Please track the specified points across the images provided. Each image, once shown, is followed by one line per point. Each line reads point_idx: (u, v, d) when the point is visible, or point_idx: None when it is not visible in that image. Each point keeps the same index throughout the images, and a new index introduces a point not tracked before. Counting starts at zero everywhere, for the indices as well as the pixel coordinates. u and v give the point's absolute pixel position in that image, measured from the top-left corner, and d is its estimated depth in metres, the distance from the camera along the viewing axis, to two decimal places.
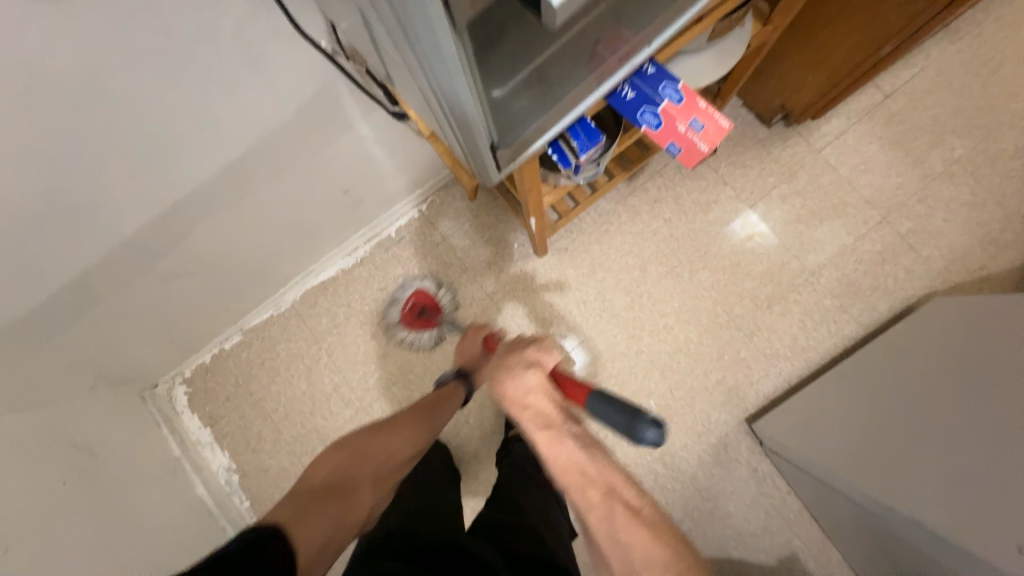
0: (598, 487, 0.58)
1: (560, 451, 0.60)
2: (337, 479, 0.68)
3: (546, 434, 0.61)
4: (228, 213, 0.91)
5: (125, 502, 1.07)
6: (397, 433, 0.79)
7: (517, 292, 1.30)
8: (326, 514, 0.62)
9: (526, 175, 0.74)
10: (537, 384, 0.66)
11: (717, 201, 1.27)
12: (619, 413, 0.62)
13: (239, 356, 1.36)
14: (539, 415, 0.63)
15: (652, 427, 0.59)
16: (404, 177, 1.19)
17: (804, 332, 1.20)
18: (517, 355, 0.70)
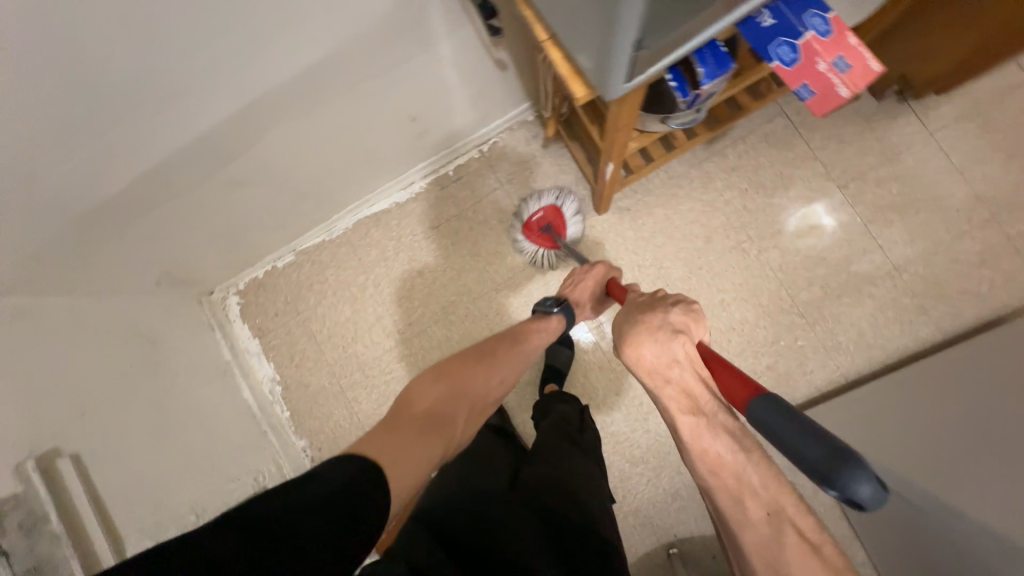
0: (761, 500, 0.58)
1: (711, 447, 0.60)
2: (438, 409, 0.72)
3: (693, 421, 0.62)
4: (299, 123, 0.89)
5: (180, 393, 1.15)
6: (490, 372, 0.82)
7: (571, 247, 1.26)
8: (430, 441, 0.66)
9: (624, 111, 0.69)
10: (687, 358, 0.67)
11: (803, 176, 1.17)
12: (815, 448, 0.54)
13: (290, 275, 1.39)
14: (688, 399, 0.64)
15: (862, 475, 0.51)
16: (472, 111, 1.14)
17: (872, 328, 1.12)
18: (661, 319, 0.71)
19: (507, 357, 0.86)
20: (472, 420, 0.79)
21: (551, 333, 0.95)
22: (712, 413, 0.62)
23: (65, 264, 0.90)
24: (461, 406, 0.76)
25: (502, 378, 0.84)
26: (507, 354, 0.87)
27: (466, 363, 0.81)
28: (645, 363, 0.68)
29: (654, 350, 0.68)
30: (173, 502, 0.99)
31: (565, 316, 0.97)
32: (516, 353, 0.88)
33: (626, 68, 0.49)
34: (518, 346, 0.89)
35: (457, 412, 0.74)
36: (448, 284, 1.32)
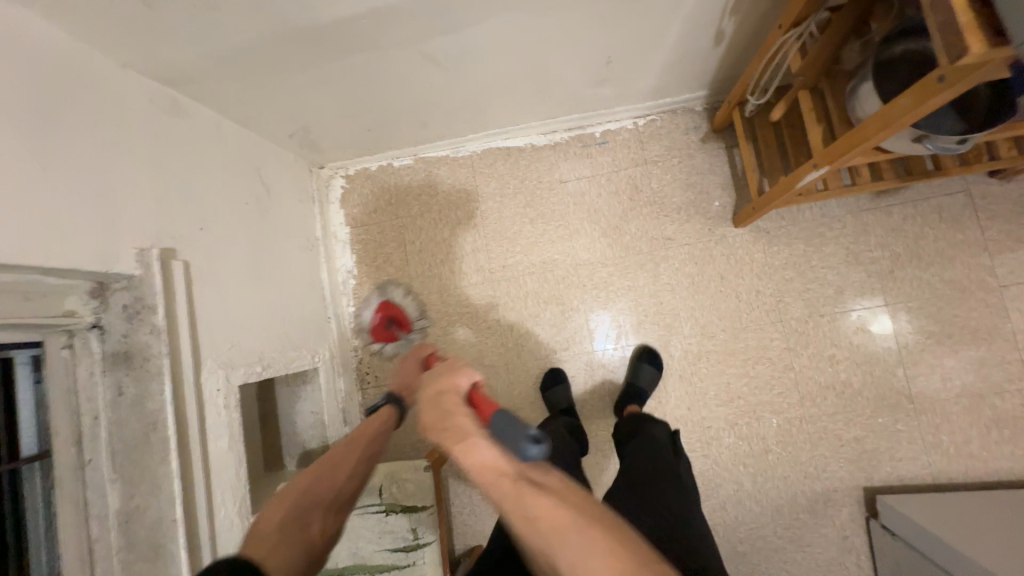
0: (505, 473, 0.51)
1: (472, 452, 0.53)
2: (288, 529, 0.63)
3: (458, 444, 0.54)
4: (515, 24, 0.84)
5: (276, 251, 1.13)
6: (341, 471, 0.74)
7: (692, 250, 1.20)
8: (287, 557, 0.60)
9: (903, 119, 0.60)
10: (449, 400, 0.60)
11: (966, 264, 1.09)
12: (505, 425, 0.55)
13: (402, 178, 1.37)
14: (451, 424, 0.57)
15: (535, 443, 0.53)
16: (656, 78, 1.09)
17: (981, 439, 1.05)
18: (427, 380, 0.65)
19: (352, 450, 0.77)
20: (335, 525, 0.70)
21: (388, 418, 0.87)
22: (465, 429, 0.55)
23: (233, 74, 0.87)
24: (315, 516, 0.67)
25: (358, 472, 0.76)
26: (358, 447, 0.78)
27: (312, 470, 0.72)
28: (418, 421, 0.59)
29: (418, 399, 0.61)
30: (249, 347, 0.97)
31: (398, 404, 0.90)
32: (364, 443, 0.79)
33: None
34: (366, 435, 0.81)
35: (310, 525, 0.65)
36: (554, 242, 1.27)
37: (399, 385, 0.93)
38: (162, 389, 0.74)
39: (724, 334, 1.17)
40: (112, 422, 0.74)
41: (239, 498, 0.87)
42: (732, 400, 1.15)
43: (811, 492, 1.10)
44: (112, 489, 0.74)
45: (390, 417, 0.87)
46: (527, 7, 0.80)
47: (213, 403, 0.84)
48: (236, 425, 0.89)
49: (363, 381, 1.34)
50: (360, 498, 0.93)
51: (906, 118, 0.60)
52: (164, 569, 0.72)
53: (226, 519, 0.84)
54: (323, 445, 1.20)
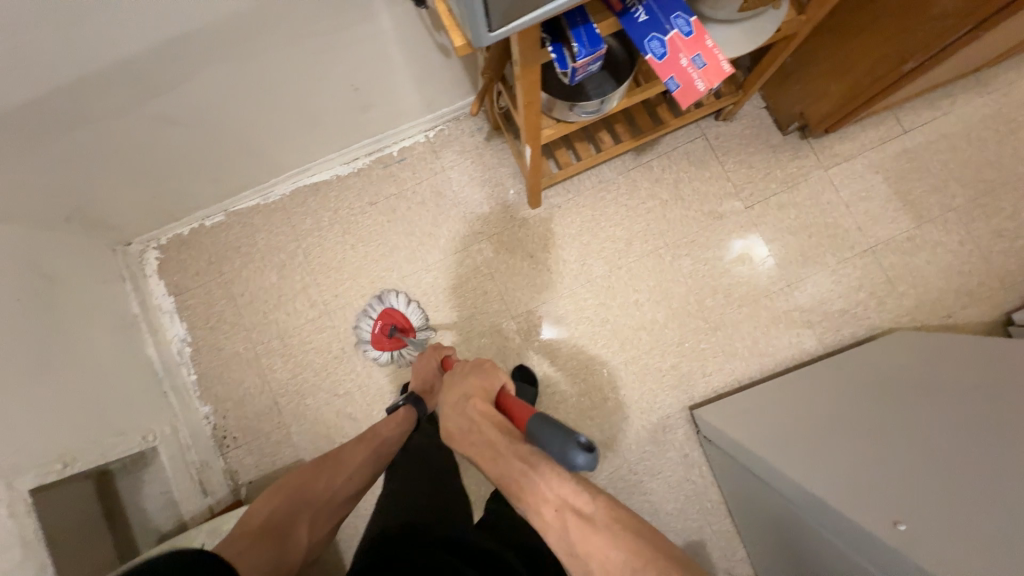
0: (551, 503, 0.53)
1: (517, 482, 0.56)
2: (276, 521, 0.81)
3: (489, 462, 0.59)
4: (234, 67, 0.89)
5: (75, 340, 1.07)
6: (339, 471, 0.88)
7: (502, 238, 1.31)
8: (261, 558, 0.75)
9: (525, 92, 0.70)
10: (481, 413, 0.64)
11: (718, 196, 1.27)
12: (550, 434, 0.55)
13: (217, 236, 1.36)
14: (484, 446, 0.61)
15: (581, 451, 0.53)
16: (416, 92, 1.18)
17: (765, 337, 1.22)
18: (460, 382, 0.70)
19: (356, 452, 0.90)
20: (319, 523, 0.85)
21: (400, 422, 0.96)
22: (504, 446, 0.59)
23: None
24: (300, 515, 0.83)
25: (355, 475, 0.89)
26: (361, 446, 0.91)
27: (307, 472, 0.86)
28: (449, 431, 0.65)
29: (451, 416, 0.66)
30: (42, 448, 0.92)
31: (414, 406, 0.98)
32: (368, 449, 0.91)
33: (478, 15, 0.47)
34: (371, 441, 0.93)
35: (294, 522, 0.82)
36: (379, 260, 1.33)
37: (417, 388, 1.01)
38: None
39: (546, 305, 1.27)
40: None
41: None
42: (566, 362, 1.25)
43: (650, 425, 1.22)
44: None
45: (407, 419, 0.97)
46: (232, 51, 0.85)
47: None
48: (32, 531, 0.84)
49: (222, 446, 1.30)
50: None
51: (532, 97, 0.73)
52: None
53: None
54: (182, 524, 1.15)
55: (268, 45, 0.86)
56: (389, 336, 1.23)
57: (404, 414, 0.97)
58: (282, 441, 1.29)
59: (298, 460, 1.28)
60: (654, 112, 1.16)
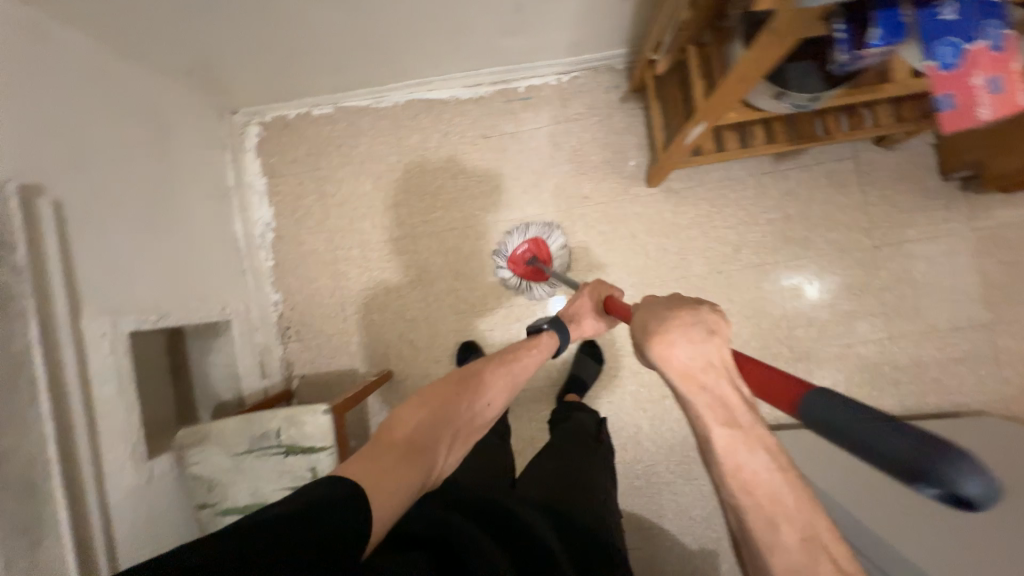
0: (796, 525, 0.46)
1: (746, 464, 0.48)
2: (423, 436, 0.73)
3: (731, 433, 0.50)
4: None
5: (174, 198, 1.06)
6: (472, 397, 0.83)
7: (608, 209, 1.25)
8: (410, 469, 0.66)
9: (743, 67, 0.66)
10: (723, 366, 0.54)
11: (846, 227, 1.19)
12: (901, 441, 0.38)
13: (321, 128, 1.31)
14: (718, 406, 0.52)
15: (968, 484, 0.34)
16: (572, 29, 1.09)
17: (846, 383, 1.18)
18: (690, 312, 0.58)
19: (488, 379, 0.87)
20: (453, 446, 0.78)
21: (538, 352, 0.93)
22: (747, 421, 0.51)
23: None
24: (440, 434, 0.75)
25: (484, 403, 0.84)
26: (489, 377, 0.87)
27: (446, 389, 0.81)
28: (675, 370, 0.54)
29: (686, 351, 0.54)
30: (140, 295, 0.94)
31: (559, 331, 0.97)
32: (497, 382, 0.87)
33: None
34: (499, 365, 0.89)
35: (435, 438, 0.74)
36: (477, 198, 1.29)
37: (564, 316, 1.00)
38: (28, 328, 0.71)
39: (634, 290, 1.24)
40: None
41: (130, 445, 0.86)
42: None
43: None
44: None
45: (549, 345, 0.95)
46: None
47: (97, 348, 0.82)
48: (126, 372, 0.87)
49: (284, 336, 1.33)
50: (259, 442, 0.89)
51: (740, 68, 0.66)
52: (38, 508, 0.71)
53: (115, 462, 0.82)
54: (239, 398, 1.20)
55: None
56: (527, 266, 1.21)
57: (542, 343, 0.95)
58: (341, 347, 1.32)
59: (353, 369, 1.31)
60: (819, 118, 1.05)
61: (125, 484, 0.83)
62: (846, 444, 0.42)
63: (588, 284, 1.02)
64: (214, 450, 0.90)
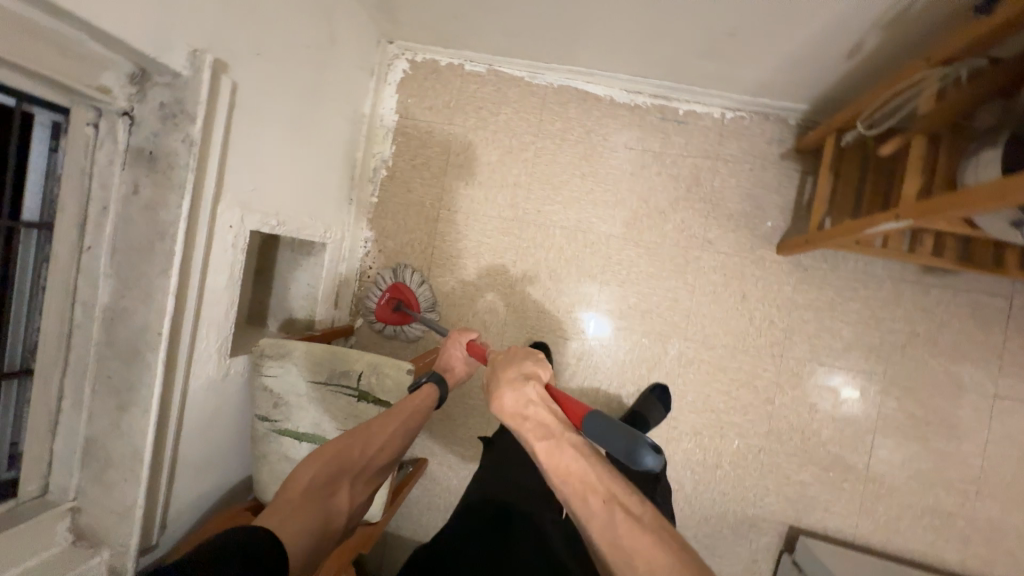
0: (598, 492, 0.51)
1: (560, 459, 0.54)
2: (323, 484, 0.69)
3: (547, 443, 0.55)
4: None
5: (319, 111, 1.05)
6: (378, 441, 0.77)
7: (727, 261, 1.19)
8: (311, 519, 0.65)
9: (994, 191, 0.60)
10: (542, 396, 0.60)
11: (973, 364, 1.11)
12: (619, 435, 0.56)
13: (468, 85, 1.28)
14: (537, 426, 0.57)
15: (650, 452, 0.55)
16: (770, 70, 1.01)
17: (912, 520, 1.12)
18: (513, 365, 0.65)
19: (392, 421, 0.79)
20: (358, 489, 0.75)
21: (421, 404, 0.82)
22: (562, 430, 0.56)
23: None
24: (342, 480, 0.72)
25: (391, 445, 0.79)
26: (393, 419, 0.79)
27: (348, 434, 0.75)
28: (502, 410, 0.60)
29: (510, 393, 0.60)
30: (268, 197, 0.93)
31: (438, 384, 0.86)
32: (403, 422, 0.80)
33: None
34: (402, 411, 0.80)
35: (335, 485, 0.71)
36: (597, 205, 1.24)
37: (439, 368, 0.91)
38: (181, 202, 0.70)
39: (724, 350, 1.18)
40: (120, 217, 0.71)
41: (221, 339, 0.85)
42: (705, 412, 1.18)
43: (743, 514, 1.17)
44: (104, 286, 0.72)
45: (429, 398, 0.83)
46: None
47: (224, 237, 0.82)
48: (238, 267, 0.86)
49: (364, 274, 1.31)
50: (338, 378, 0.88)
51: (992, 183, 0.62)
52: (136, 374, 0.71)
53: (204, 351, 0.82)
54: (310, 320, 1.21)
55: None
56: (394, 312, 1.19)
57: (426, 393, 0.84)
58: None
59: None
60: (999, 246, 0.96)
61: (208, 374, 0.83)
62: (602, 445, 0.58)
63: (454, 333, 0.92)
64: (294, 371, 0.89)
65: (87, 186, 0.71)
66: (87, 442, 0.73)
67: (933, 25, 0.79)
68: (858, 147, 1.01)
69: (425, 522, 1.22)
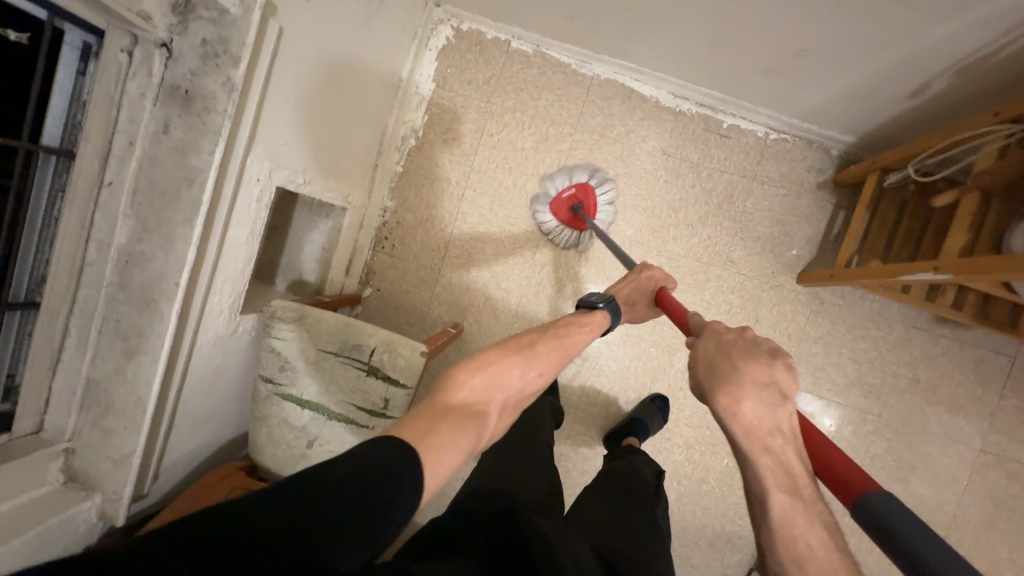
0: None
1: (803, 539, 0.42)
2: (474, 401, 0.56)
3: (790, 501, 0.43)
4: None
5: (359, 68, 0.99)
6: (529, 363, 0.65)
7: (747, 283, 1.19)
8: (462, 439, 0.50)
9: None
10: (792, 434, 0.48)
11: (965, 416, 1.13)
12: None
13: (512, 64, 1.22)
14: (782, 471, 0.45)
15: None
16: (827, 97, 0.99)
17: None
18: (767, 368, 0.52)
19: (550, 353, 0.68)
20: (506, 415, 0.61)
21: (592, 328, 0.77)
22: (810, 495, 0.44)
23: None
24: (495, 397, 0.58)
25: (542, 374, 0.67)
26: (547, 341, 0.69)
27: (500, 348, 0.64)
28: (743, 424, 0.48)
29: (757, 407, 0.48)
30: (297, 154, 0.89)
31: (612, 313, 0.81)
32: (557, 351, 0.69)
33: None
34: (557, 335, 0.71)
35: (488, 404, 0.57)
36: (626, 208, 1.22)
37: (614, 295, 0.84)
38: (213, 150, 0.66)
39: None
40: (146, 156, 0.67)
41: (234, 295, 0.82)
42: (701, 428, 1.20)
43: (721, 530, 1.20)
44: (120, 226, 0.68)
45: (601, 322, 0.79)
46: None
47: (250, 191, 0.78)
48: (259, 223, 0.83)
49: (378, 244, 1.27)
50: (349, 350, 0.86)
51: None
52: (147, 322, 0.68)
53: (216, 306, 0.79)
54: (320, 284, 1.19)
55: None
56: (570, 211, 1.20)
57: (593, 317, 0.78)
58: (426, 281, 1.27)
59: (428, 306, 1.27)
60: (1014, 307, 0.97)
61: (217, 329, 0.81)
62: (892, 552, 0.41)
63: (640, 264, 0.92)
64: (304, 336, 0.86)
65: (112, 117, 0.66)
66: (88, 383, 0.70)
67: (1005, 78, 0.77)
68: (899, 188, 1.00)
69: None
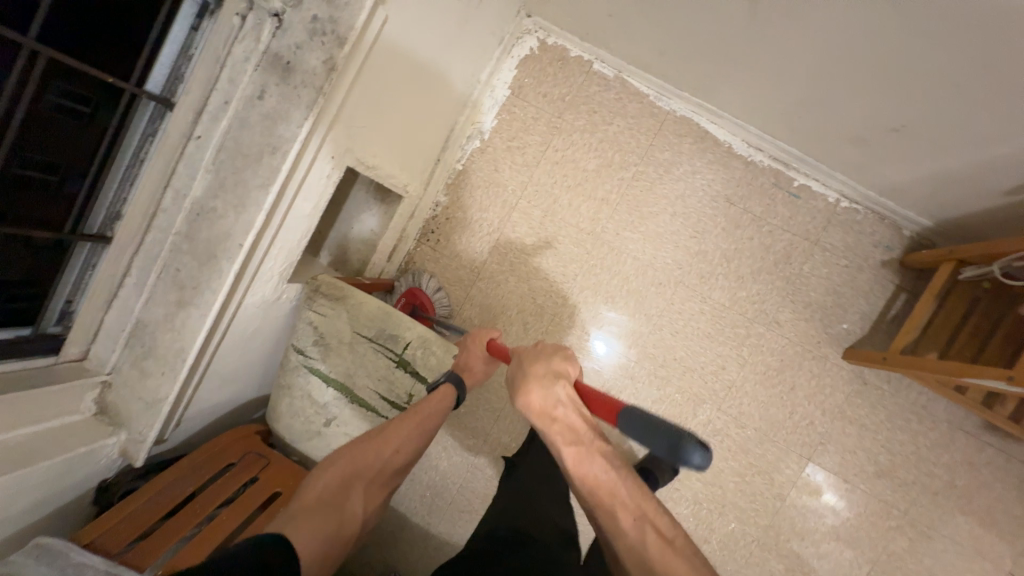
0: (627, 507, 0.57)
1: (589, 468, 0.60)
2: (332, 493, 0.65)
3: (574, 450, 0.61)
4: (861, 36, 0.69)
5: (444, 65, 1.00)
6: (387, 442, 0.70)
7: (787, 348, 1.15)
8: (319, 529, 0.61)
9: None
10: (569, 398, 0.64)
11: (1000, 535, 1.06)
12: (657, 438, 0.58)
13: (590, 85, 1.22)
14: (567, 429, 0.63)
15: (698, 451, 0.55)
16: (913, 176, 0.95)
17: None
18: (540, 361, 0.68)
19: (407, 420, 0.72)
20: (375, 494, 0.69)
21: (438, 401, 0.75)
22: (588, 438, 0.62)
23: None
24: (356, 484, 0.67)
25: (406, 448, 0.72)
26: (406, 419, 0.73)
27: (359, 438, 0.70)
28: (529, 407, 0.64)
29: (538, 392, 0.64)
30: (372, 138, 0.90)
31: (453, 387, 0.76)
32: (415, 425, 0.73)
33: None
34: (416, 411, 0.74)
35: (348, 492, 0.66)
36: (678, 248, 1.19)
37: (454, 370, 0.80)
38: (303, 123, 0.67)
39: (753, 433, 1.14)
40: (237, 118, 0.69)
41: (286, 264, 0.83)
42: (712, 486, 1.15)
43: None
44: (200, 180, 0.70)
45: (446, 397, 0.75)
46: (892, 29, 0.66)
47: (324, 165, 0.79)
48: (324, 197, 0.84)
49: (424, 236, 1.28)
50: (385, 338, 0.86)
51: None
52: (206, 276, 0.70)
53: (269, 271, 0.80)
54: (361, 265, 1.21)
55: (955, 50, 0.63)
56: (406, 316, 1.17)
57: (444, 390, 0.76)
58: (463, 281, 1.26)
59: (459, 307, 1.26)
60: None
61: (266, 292, 0.81)
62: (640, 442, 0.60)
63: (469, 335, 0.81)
64: (344, 315, 0.87)
65: (215, 74, 0.68)
66: (138, 323, 0.72)
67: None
68: (973, 283, 0.95)
69: (405, 493, 1.22)
